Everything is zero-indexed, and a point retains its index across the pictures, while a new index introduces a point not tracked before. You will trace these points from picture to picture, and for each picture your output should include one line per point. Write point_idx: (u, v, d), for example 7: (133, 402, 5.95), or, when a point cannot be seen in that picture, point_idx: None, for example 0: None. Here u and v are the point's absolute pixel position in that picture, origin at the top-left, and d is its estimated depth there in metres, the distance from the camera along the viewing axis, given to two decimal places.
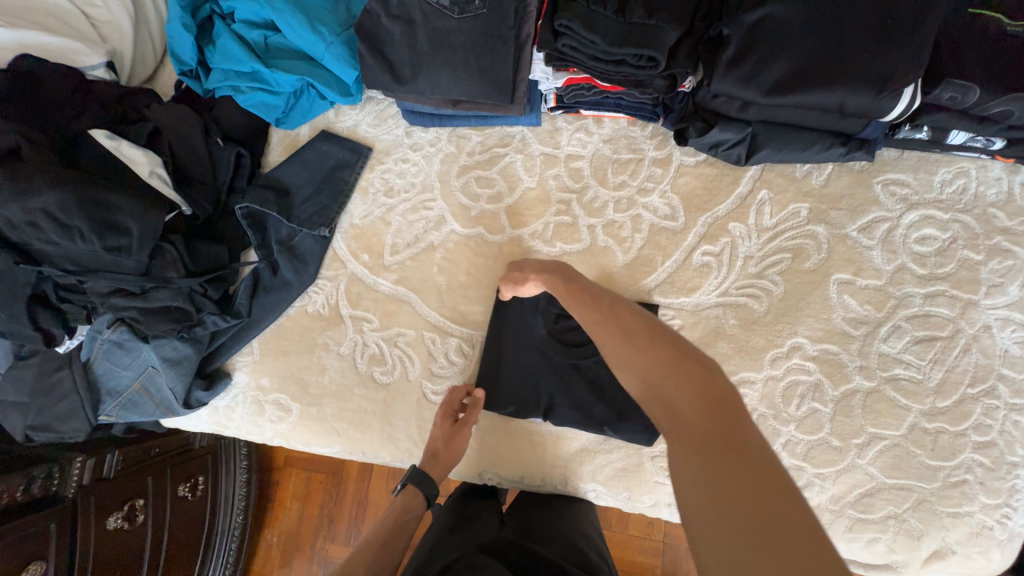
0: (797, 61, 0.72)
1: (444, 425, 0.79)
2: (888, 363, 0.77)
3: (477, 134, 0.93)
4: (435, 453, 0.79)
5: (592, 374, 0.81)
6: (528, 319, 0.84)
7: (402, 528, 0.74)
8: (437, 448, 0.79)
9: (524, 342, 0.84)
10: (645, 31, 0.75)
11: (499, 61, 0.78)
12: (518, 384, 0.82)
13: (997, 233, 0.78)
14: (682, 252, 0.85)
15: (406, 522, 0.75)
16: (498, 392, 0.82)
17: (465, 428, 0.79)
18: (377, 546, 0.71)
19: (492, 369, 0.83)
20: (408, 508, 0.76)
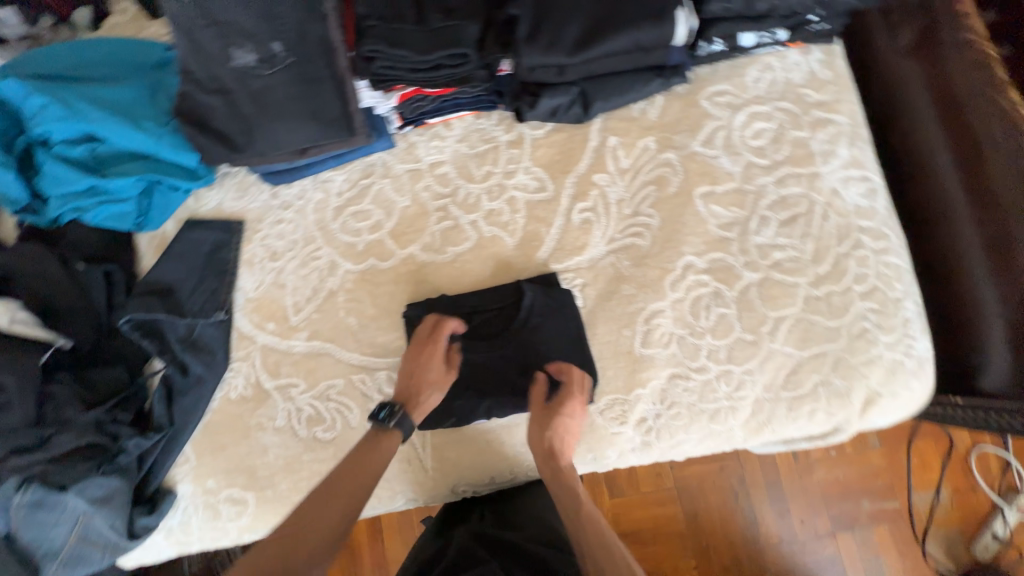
0: (585, 19, 0.79)
1: (433, 372, 0.80)
2: (767, 251, 0.84)
3: (340, 173, 0.94)
4: (418, 395, 0.79)
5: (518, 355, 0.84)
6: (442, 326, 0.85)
7: (368, 468, 0.74)
8: (423, 393, 0.79)
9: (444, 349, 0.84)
10: (448, 32, 0.79)
11: (325, 100, 0.80)
12: (453, 391, 0.83)
13: (812, 108, 0.88)
14: (562, 216, 0.89)
15: (374, 463, 0.74)
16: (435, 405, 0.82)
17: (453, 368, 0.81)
18: (334, 500, 0.70)
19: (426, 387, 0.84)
20: (384, 445, 0.76)
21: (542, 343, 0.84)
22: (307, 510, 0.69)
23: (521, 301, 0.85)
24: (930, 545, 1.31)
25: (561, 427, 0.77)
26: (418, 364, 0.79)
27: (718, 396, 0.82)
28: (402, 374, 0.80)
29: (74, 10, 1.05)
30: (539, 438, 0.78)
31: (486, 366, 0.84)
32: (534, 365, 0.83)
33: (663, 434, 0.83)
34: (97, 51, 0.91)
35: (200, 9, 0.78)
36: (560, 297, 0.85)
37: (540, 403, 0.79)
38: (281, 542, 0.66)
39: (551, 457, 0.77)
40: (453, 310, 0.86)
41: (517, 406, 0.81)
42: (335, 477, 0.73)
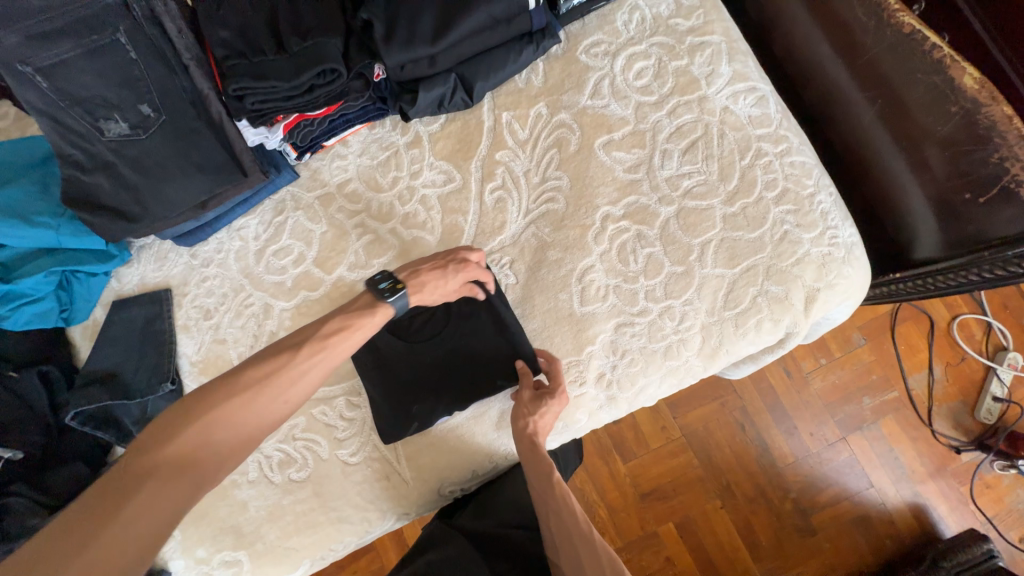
0: (439, 7, 0.80)
1: (451, 277, 0.77)
2: (676, 182, 0.85)
3: (251, 217, 0.94)
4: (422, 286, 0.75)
5: (465, 346, 0.84)
6: (383, 338, 0.85)
7: (339, 332, 0.68)
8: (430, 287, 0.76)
9: (392, 360, 0.84)
10: (310, 51, 0.79)
11: (208, 150, 0.81)
12: (409, 398, 0.83)
13: (685, 36, 0.89)
14: (475, 201, 0.90)
15: (356, 324, 0.69)
16: (395, 416, 0.82)
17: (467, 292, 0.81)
18: (302, 365, 0.65)
19: (382, 402, 0.83)
20: (374, 313, 0.71)
21: (484, 329, 0.84)
22: (273, 363, 0.64)
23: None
24: (937, 423, 1.32)
25: (545, 412, 0.77)
26: (441, 264, 0.78)
27: (665, 333, 0.83)
28: (418, 267, 0.77)
29: None
30: (524, 422, 0.77)
31: (436, 365, 0.84)
32: (482, 351, 0.84)
33: (625, 384, 0.84)
34: None
35: (55, 90, 0.76)
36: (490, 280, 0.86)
37: (530, 387, 0.80)
38: (235, 384, 0.62)
39: (535, 440, 0.76)
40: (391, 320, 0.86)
41: (475, 394, 0.82)
42: (308, 339, 0.66)
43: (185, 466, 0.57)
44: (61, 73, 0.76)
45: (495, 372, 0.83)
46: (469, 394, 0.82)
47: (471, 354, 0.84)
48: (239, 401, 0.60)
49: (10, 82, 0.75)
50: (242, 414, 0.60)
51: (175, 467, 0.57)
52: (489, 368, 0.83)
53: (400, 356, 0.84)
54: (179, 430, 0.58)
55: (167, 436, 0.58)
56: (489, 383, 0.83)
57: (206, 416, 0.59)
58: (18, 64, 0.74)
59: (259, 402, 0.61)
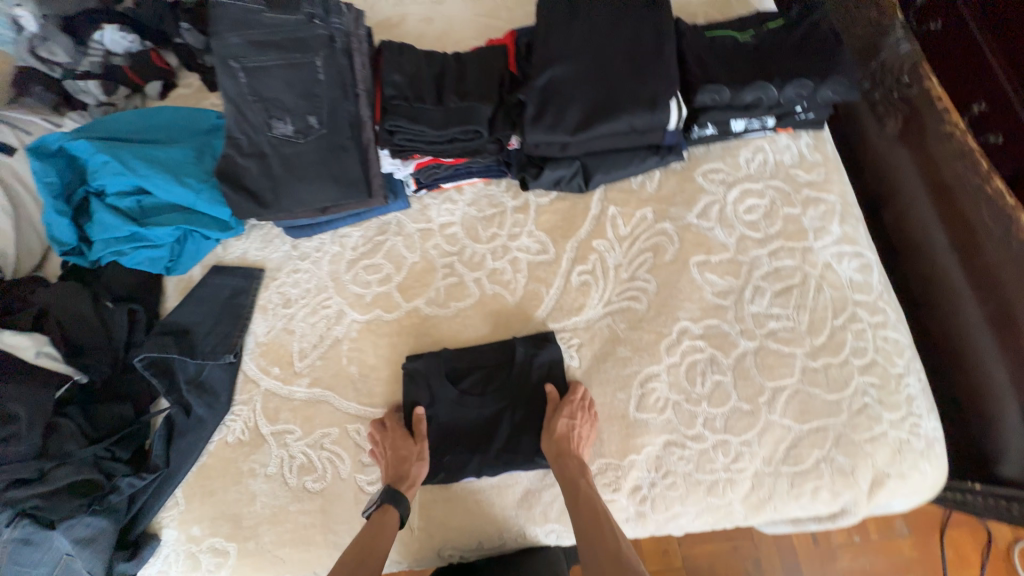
0: (587, 104, 0.85)
1: (404, 450, 0.81)
2: (762, 320, 0.85)
3: (356, 229, 1.01)
4: (407, 473, 0.80)
5: (513, 412, 0.84)
6: (438, 379, 0.86)
7: (376, 550, 0.73)
8: (403, 470, 0.80)
9: (440, 402, 0.86)
10: (462, 111, 0.88)
11: (348, 165, 0.88)
12: (445, 444, 0.84)
13: (803, 187, 0.92)
14: (561, 277, 0.93)
15: (381, 540, 0.75)
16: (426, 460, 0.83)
17: (422, 445, 0.82)
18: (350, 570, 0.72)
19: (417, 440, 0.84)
20: (386, 521, 0.77)
21: (532, 404, 0.85)
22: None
23: (513, 356, 0.87)
24: None
25: (562, 424, 0.79)
26: (395, 441, 0.82)
27: (715, 467, 0.80)
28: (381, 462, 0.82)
29: (145, 79, 1.13)
30: (549, 442, 0.79)
31: (479, 422, 0.84)
32: (527, 423, 0.84)
33: (659, 505, 0.80)
34: (156, 120, 1.03)
35: (249, 85, 0.87)
36: (551, 355, 0.87)
37: (552, 410, 0.82)
38: None
39: (561, 456, 0.78)
40: (451, 363, 0.88)
41: (508, 464, 0.82)
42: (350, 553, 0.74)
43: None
44: (258, 73, 0.87)
45: (535, 449, 0.82)
46: (503, 461, 0.82)
47: (516, 424, 0.84)
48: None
49: (218, 73, 0.87)
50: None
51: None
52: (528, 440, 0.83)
53: (448, 402, 0.85)
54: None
55: None
56: (525, 457, 0.82)
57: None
58: (229, 59, 0.86)
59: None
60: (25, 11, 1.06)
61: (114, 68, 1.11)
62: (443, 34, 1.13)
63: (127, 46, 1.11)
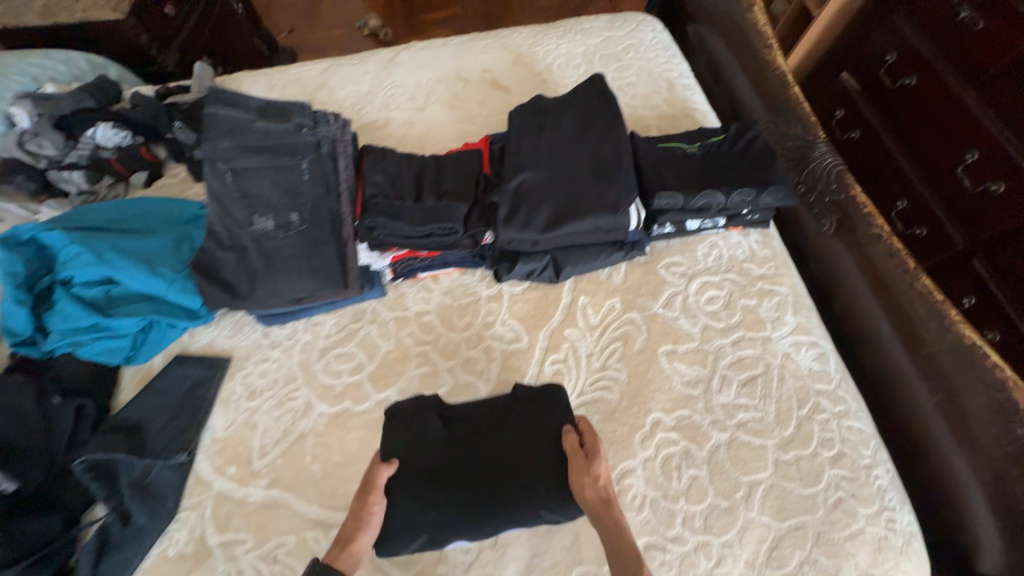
0: (556, 205, 0.92)
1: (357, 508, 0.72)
2: (731, 410, 0.86)
3: (331, 317, 1.01)
4: (346, 534, 0.71)
5: (503, 463, 0.78)
6: (425, 420, 0.83)
7: None
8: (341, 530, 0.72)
9: (426, 446, 0.80)
10: (440, 210, 0.94)
11: (326, 259, 0.91)
12: (429, 499, 0.76)
13: (757, 280, 0.99)
14: (535, 366, 0.94)
15: None
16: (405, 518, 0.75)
17: (367, 504, 0.72)
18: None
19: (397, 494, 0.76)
20: None
21: (522, 448, 0.80)
22: None
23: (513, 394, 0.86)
24: None
25: (602, 469, 0.72)
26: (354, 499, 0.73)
27: (698, 573, 0.76)
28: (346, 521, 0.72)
29: (133, 171, 1.16)
30: (592, 490, 0.70)
31: (468, 467, 0.78)
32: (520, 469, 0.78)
33: None
34: (134, 209, 1.05)
35: (235, 185, 0.92)
36: (553, 399, 0.84)
37: (577, 450, 0.75)
38: None
39: (609, 506, 0.69)
40: (440, 406, 0.86)
41: (496, 521, 0.75)
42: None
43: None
44: (245, 175, 0.92)
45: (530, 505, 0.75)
46: (491, 519, 0.75)
47: (508, 475, 0.77)
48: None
49: (206, 172, 0.91)
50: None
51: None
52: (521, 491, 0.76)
53: (434, 448, 0.80)
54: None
55: None
56: (514, 513, 0.75)
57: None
58: (218, 160, 0.91)
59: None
60: (19, 110, 1.11)
61: (101, 161, 1.14)
62: (424, 136, 1.25)
63: (117, 141, 1.15)
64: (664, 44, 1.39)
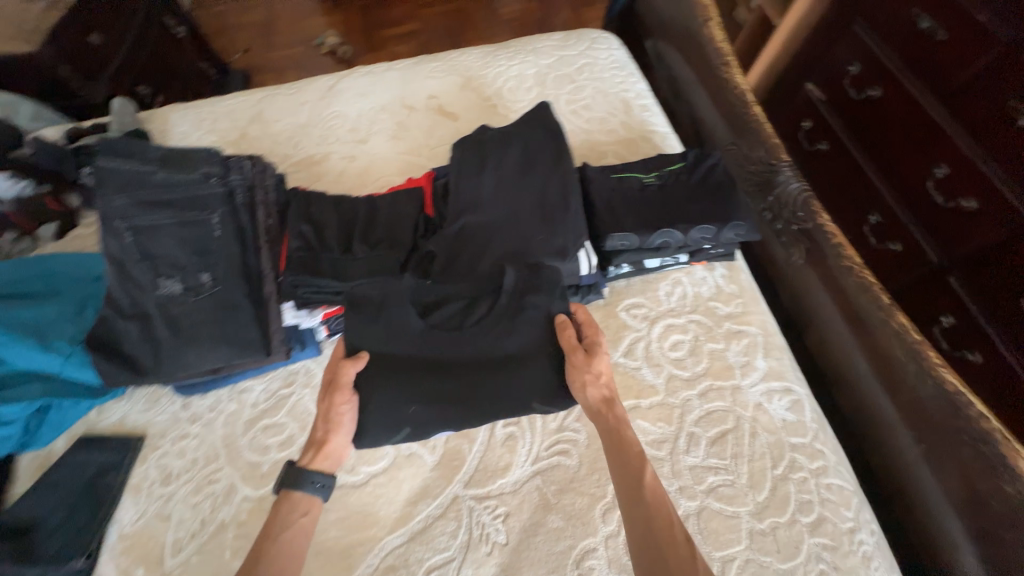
0: (499, 252, 0.84)
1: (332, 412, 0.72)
2: (700, 474, 0.78)
3: (259, 382, 0.91)
4: (320, 437, 0.71)
5: (492, 353, 0.77)
6: (401, 311, 0.79)
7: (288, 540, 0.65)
8: (313, 434, 0.72)
9: (405, 339, 0.78)
10: (372, 261, 0.85)
11: (243, 325, 0.81)
12: (408, 398, 0.74)
13: (724, 320, 0.92)
14: (485, 431, 0.85)
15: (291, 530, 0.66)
16: (380, 416, 0.73)
17: (337, 407, 0.72)
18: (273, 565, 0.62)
19: (374, 394, 0.74)
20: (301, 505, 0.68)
21: (510, 341, 0.78)
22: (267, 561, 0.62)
23: (502, 283, 0.80)
24: None
25: (603, 367, 0.71)
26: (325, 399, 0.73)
27: None
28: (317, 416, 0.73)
29: (39, 224, 1.05)
30: (595, 391, 0.69)
31: (453, 357, 0.78)
32: (514, 358, 0.77)
33: None
34: (23, 268, 0.92)
35: (138, 245, 0.81)
36: (549, 288, 0.79)
37: (575, 345, 0.73)
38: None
39: (610, 403, 0.68)
40: (415, 295, 0.81)
41: (478, 412, 0.73)
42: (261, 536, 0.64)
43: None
44: (149, 233, 0.82)
45: (515, 399, 0.74)
46: (470, 418, 0.73)
47: (491, 371, 0.76)
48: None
49: (101, 233, 0.81)
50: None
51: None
52: (514, 382, 0.75)
53: (412, 344, 0.78)
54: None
55: None
56: (510, 406, 0.74)
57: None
58: (115, 219, 0.81)
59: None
60: None
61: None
62: (365, 170, 1.15)
63: (14, 192, 1.02)
64: (620, 62, 1.32)
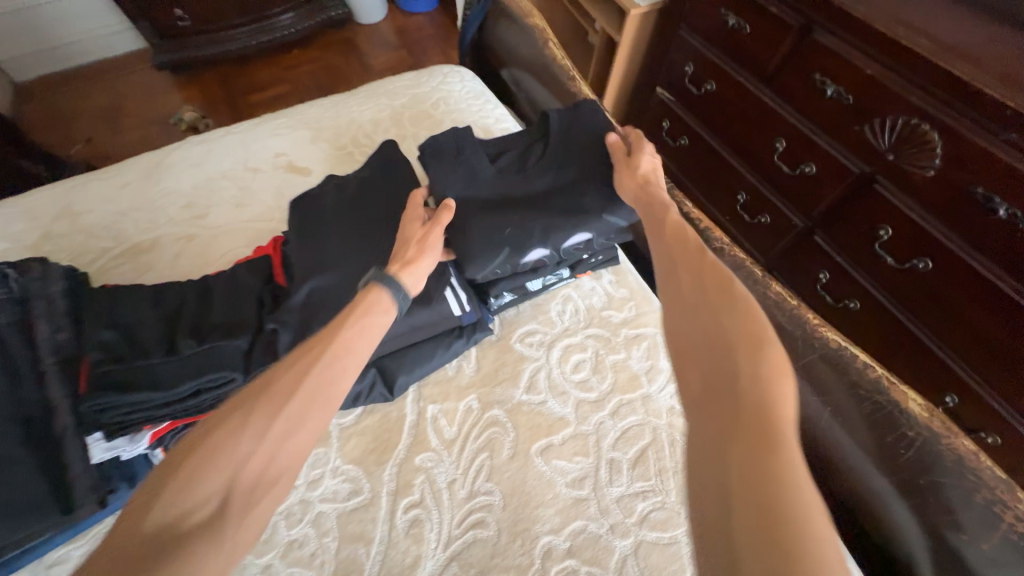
0: None
1: (425, 231, 0.75)
2: (629, 503, 0.71)
3: (76, 545, 0.67)
4: (408, 256, 0.72)
5: (567, 172, 0.86)
6: (476, 155, 0.86)
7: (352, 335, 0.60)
8: (402, 253, 0.73)
9: (477, 178, 0.84)
10: (203, 355, 0.69)
11: (23, 482, 0.62)
12: (503, 222, 0.79)
13: (620, 327, 0.88)
14: (383, 524, 0.69)
15: (366, 327, 0.62)
16: (477, 243, 0.77)
17: (432, 229, 0.75)
18: (299, 382, 0.55)
19: (461, 233, 0.78)
20: (383, 305, 0.65)
21: (569, 156, 0.87)
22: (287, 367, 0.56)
23: (550, 124, 0.91)
24: None
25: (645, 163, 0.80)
26: (414, 223, 0.77)
27: None
28: (401, 238, 0.76)
29: None
30: (633, 173, 0.79)
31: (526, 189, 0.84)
32: (581, 171, 0.85)
33: None
34: None
35: None
36: (588, 122, 0.91)
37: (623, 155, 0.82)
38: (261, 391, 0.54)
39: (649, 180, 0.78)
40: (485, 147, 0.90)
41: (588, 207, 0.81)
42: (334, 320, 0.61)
43: (174, 539, 0.45)
44: None
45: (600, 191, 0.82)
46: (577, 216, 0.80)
47: (567, 188, 0.83)
48: (221, 460, 0.49)
49: None
50: (243, 451, 0.50)
51: (162, 546, 0.44)
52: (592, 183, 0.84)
53: (490, 182, 0.84)
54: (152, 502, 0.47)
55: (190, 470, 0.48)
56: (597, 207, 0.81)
57: (190, 460, 0.48)
58: None
59: (252, 432, 0.51)
60: None
61: None
62: (206, 248, 0.99)
63: None
64: (475, 92, 1.31)
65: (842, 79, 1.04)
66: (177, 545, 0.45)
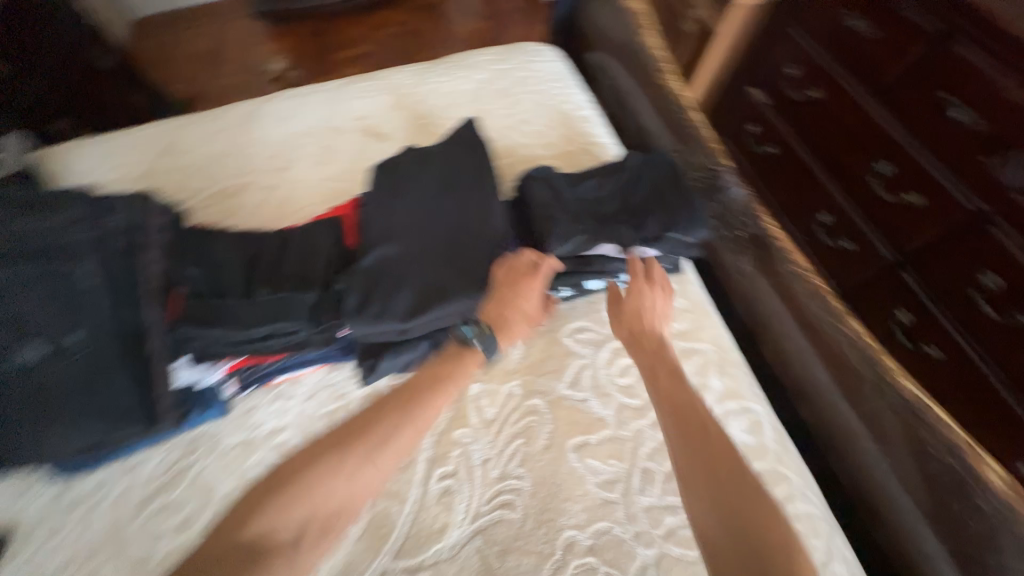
0: (418, 288, 0.76)
1: (532, 293, 0.77)
2: (658, 514, 0.71)
3: (155, 452, 0.76)
4: (508, 316, 0.75)
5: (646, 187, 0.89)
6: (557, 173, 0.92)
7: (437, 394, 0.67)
8: (505, 309, 0.75)
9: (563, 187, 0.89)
10: (275, 305, 0.74)
11: (119, 393, 0.70)
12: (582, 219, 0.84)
13: (674, 338, 0.86)
14: (417, 487, 0.73)
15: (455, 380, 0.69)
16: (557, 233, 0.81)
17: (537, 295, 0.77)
18: (369, 443, 0.61)
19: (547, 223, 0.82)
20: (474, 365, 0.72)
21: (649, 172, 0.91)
22: (369, 423, 0.63)
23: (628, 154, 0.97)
24: None
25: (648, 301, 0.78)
26: (521, 277, 0.77)
27: None
28: (507, 289, 0.76)
29: None
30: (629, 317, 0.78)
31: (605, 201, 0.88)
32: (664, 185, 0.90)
33: None
34: None
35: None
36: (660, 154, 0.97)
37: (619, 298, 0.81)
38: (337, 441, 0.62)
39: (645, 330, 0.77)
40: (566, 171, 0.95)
41: (672, 212, 0.86)
42: (417, 392, 0.66)
43: (259, 554, 0.53)
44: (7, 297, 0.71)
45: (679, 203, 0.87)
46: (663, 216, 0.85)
47: (643, 201, 0.88)
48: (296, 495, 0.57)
49: None
50: (326, 492, 0.58)
51: (249, 555, 0.53)
52: (666, 195, 0.88)
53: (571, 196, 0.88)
54: (257, 510, 0.56)
55: (263, 499, 0.57)
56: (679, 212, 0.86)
57: (291, 488, 0.57)
58: None
59: (344, 474, 0.59)
60: None
61: None
62: (285, 201, 1.05)
63: None
64: (558, 74, 1.27)
65: (975, 96, 0.84)
66: (263, 558, 0.53)
